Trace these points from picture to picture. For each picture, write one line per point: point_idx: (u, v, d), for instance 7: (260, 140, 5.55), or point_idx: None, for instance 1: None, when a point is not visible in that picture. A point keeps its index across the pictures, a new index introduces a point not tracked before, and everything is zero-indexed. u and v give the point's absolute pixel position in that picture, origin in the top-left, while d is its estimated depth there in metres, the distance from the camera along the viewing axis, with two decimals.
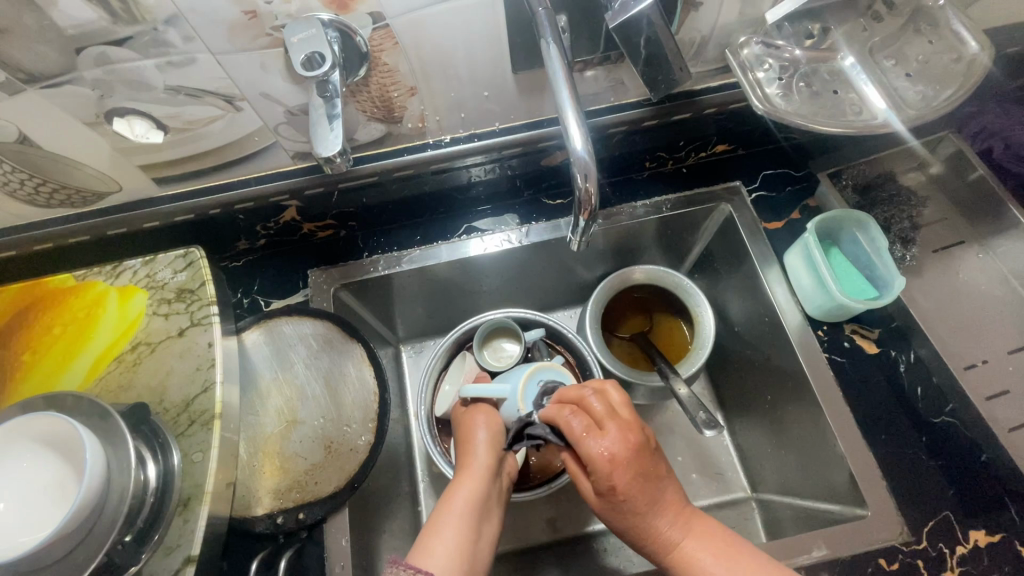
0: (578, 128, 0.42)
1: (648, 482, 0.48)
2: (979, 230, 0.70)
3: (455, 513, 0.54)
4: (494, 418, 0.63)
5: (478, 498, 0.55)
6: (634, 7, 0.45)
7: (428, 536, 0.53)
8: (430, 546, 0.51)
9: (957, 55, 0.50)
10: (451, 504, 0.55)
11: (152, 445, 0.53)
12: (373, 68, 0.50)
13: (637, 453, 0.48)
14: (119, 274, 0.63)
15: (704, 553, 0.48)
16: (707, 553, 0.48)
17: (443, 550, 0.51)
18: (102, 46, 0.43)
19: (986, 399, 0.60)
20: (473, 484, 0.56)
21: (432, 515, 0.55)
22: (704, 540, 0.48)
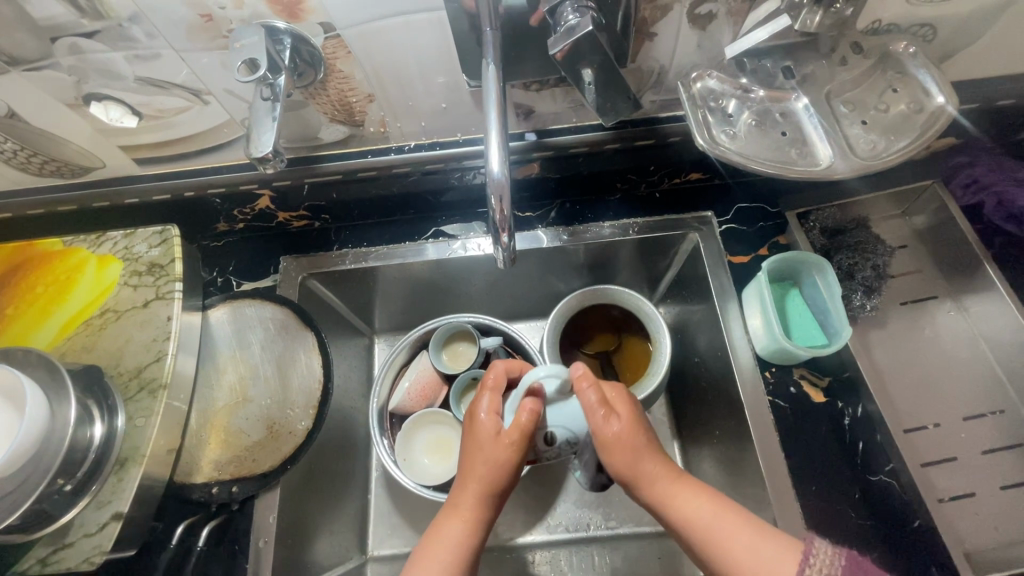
0: (498, 151, 0.43)
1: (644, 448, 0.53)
2: (955, 287, 0.67)
3: (448, 555, 0.52)
4: (507, 451, 0.54)
5: (471, 536, 0.53)
6: (580, 30, 0.44)
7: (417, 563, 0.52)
8: None
9: (920, 106, 0.50)
10: (440, 541, 0.53)
11: (102, 406, 0.57)
12: (330, 73, 0.52)
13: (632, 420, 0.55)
14: (102, 243, 0.68)
15: (694, 499, 0.51)
16: (701, 504, 0.51)
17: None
18: (74, 38, 0.46)
19: (927, 463, 0.59)
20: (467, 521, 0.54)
21: (418, 548, 0.54)
22: (695, 493, 0.52)
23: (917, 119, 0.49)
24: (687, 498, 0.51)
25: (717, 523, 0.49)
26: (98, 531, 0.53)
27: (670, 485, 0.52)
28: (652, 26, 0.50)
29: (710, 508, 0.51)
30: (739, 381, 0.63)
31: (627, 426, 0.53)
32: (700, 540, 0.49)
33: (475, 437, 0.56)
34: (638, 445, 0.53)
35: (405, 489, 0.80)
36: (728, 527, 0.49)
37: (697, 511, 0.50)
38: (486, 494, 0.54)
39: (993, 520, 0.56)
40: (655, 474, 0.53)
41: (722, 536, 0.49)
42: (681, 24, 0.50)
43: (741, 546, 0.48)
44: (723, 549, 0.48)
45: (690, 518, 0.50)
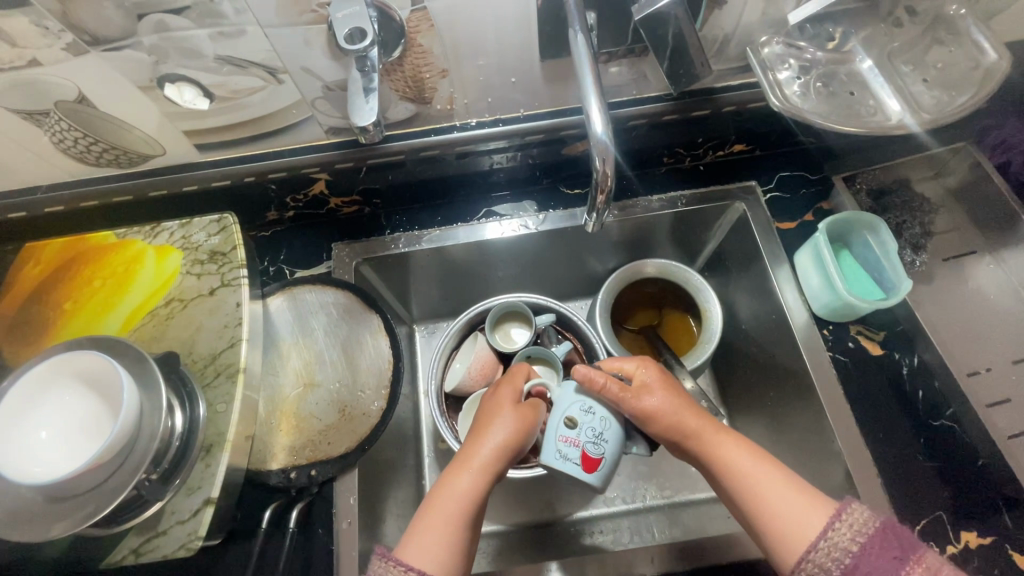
0: (599, 113, 0.45)
1: (683, 407, 0.55)
2: (990, 242, 0.71)
3: (456, 504, 0.52)
4: (517, 431, 0.56)
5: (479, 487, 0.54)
6: (651, 6, 0.48)
7: (424, 516, 0.52)
8: (422, 530, 0.51)
9: (975, 63, 0.52)
10: (448, 491, 0.53)
11: (181, 394, 0.56)
12: (409, 49, 0.53)
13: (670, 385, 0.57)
14: (157, 234, 0.67)
15: (741, 454, 0.53)
16: (745, 457, 0.52)
17: (436, 538, 0.50)
18: (162, 14, 0.46)
19: (988, 405, 0.61)
20: (476, 479, 0.54)
21: (428, 497, 0.54)
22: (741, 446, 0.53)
23: (974, 75, 0.52)
24: (728, 449, 0.53)
25: (760, 469, 0.51)
26: (190, 517, 0.52)
27: (710, 436, 0.54)
28: None
29: (756, 461, 0.52)
30: (799, 339, 0.66)
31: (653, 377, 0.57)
32: (738, 484, 0.51)
33: (490, 409, 0.59)
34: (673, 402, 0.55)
35: None
36: (764, 474, 0.51)
37: (741, 464, 0.52)
38: (498, 455, 0.55)
39: None
40: (690, 428, 0.54)
41: (756, 487, 0.50)
42: None
43: (780, 495, 0.49)
44: (756, 496, 0.50)
45: (734, 471, 0.52)
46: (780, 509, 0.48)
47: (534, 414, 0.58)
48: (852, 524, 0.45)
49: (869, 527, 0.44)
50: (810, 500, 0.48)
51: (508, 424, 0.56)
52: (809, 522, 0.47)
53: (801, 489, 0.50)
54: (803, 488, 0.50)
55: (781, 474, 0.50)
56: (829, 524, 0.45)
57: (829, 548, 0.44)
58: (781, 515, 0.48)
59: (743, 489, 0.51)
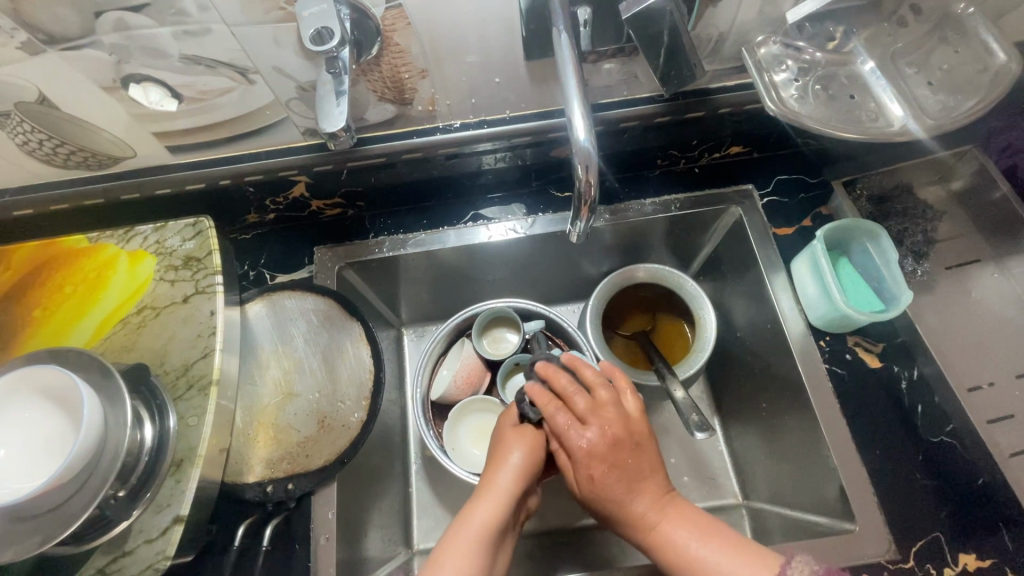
0: (583, 119, 0.42)
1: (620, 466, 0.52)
2: (995, 250, 0.69)
3: (477, 534, 0.51)
4: (530, 458, 0.55)
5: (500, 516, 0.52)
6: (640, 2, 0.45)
7: (445, 548, 0.51)
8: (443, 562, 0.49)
9: (983, 66, 0.49)
10: (469, 521, 0.52)
11: (151, 406, 0.54)
12: (386, 48, 0.50)
13: (616, 445, 0.52)
14: (131, 238, 0.64)
15: (679, 527, 0.50)
16: (687, 533, 0.50)
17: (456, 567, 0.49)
18: (121, 12, 0.44)
19: (989, 421, 0.59)
20: (496, 507, 0.52)
21: (448, 529, 0.52)
22: (677, 518, 0.51)
23: (982, 79, 0.49)
24: (669, 526, 0.50)
25: (709, 547, 0.49)
26: (159, 536, 0.51)
27: (648, 510, 0.51)
28: None
29: (699, 537, 0.50)
30: (794, 350, 0.64)
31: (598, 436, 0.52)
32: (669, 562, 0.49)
33: (502, 437, 0.58)
34: (620, 473, 0.52)
35: (449, 479, 0.78)
36: (705, 548, 0.49)
37: (682, 543, 0.49)
38: (518, 480, 0.54)
39: None
40: (626, 497, 0.52)
41: (691, 562, 0.48)
42: None
43: (724, 568, 0.47)
44: (704, 574, 0.48)
45: (673, 548, 0.50)
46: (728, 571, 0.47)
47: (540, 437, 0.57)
48: (801, 573, 0.45)
49: (815, 574, 0.44)
50: (760, 565, 0.47)
51: (520, 451, 0.55)
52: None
53: (745, 551, 0.48)
54: (754, 549, 0.48)
55: (722, 544, 0.49)
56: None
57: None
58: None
59: (680, 567, 0.49)
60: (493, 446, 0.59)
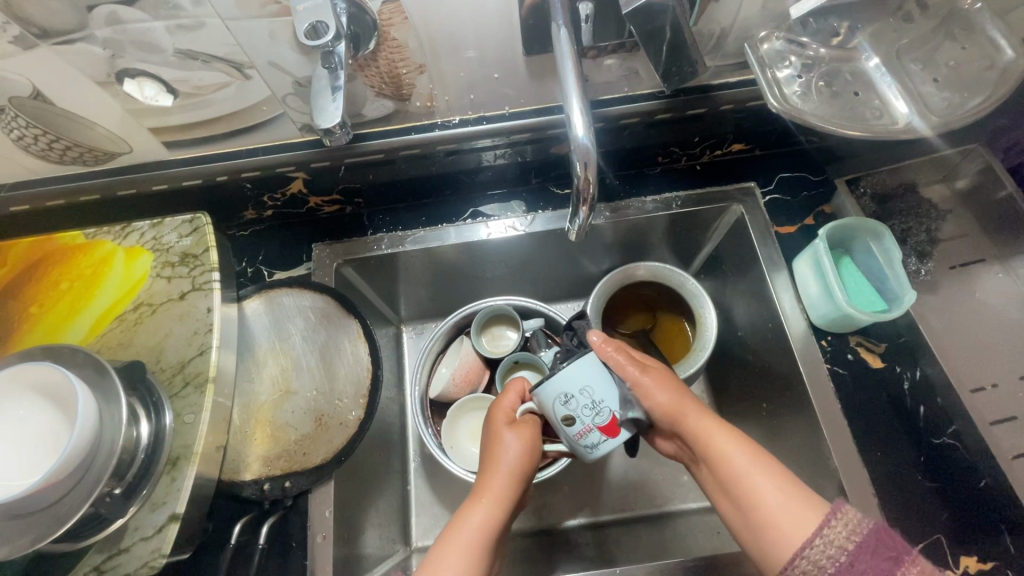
0: (581, 115, 0.42)
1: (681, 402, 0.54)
2: (1000, 250, 0.68)
3: (473, 536, 0.50)
4: (527, 450, 0.56)
5: (496, 517, 0.52)
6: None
7: (437, 553, 0.50)
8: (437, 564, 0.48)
9: (990, 62, 0.48)
10: (464, 524, 0.51)
11: (146, 403, 0.54)
12: (383, 43, 0.50)
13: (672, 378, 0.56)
14: (127, 235, 0.64)
15: (735, 449, 0.50)
16: (740, 452, 0.50)
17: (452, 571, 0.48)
18: (113, 5, 0.43)
19: (991, 423, 0.59)
20: (495, 505, 0.53)
21: (442, 531, 0.52)
22: (736, 441, 0.51)
23: (988, 75, 0.48)
24: (726, 442, 0.51)
25: (759, 472, 0.49)
26: (154, 534, 0.50)
27: (712, 428, 0.52)
28: None
29: (754, 462, 0.49)
30: (795, 350, 0.63)
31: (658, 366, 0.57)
32: (735, 480, 0.49)
33: (496, 430, 0.58)
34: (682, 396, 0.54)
35: (447, 477, 0.78)
36: (762, 475, 0.48)
37: (733, 458, 0.50)
38: (513, 479, 0.54)
39: None
40: (691, 414, 0.53)
41: (745, 482, 0.48)
42: None
43: (773, 492, 0.47)
44: (751, 493, 0.48)
45: (729, 467, 0.50)
46: (775, 504, 0.46)
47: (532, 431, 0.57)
48: (848, 523, 0.43)
49: (863, 528, 0.42)
50: (810, 501, 0.46)
51: (517, 444, 0.56)
52: (802, 524, 0.45)
53: (797, 489, 0.47)
54: (794, 483, 0.48)
55: (777, 473, 0.48)
56: (825, 522, 0.43)
57: (823, 548, 0.42)
58: (767, 502, 0.47)
59: (735, 484, 0.49)
60: (486, 438, 0.58)
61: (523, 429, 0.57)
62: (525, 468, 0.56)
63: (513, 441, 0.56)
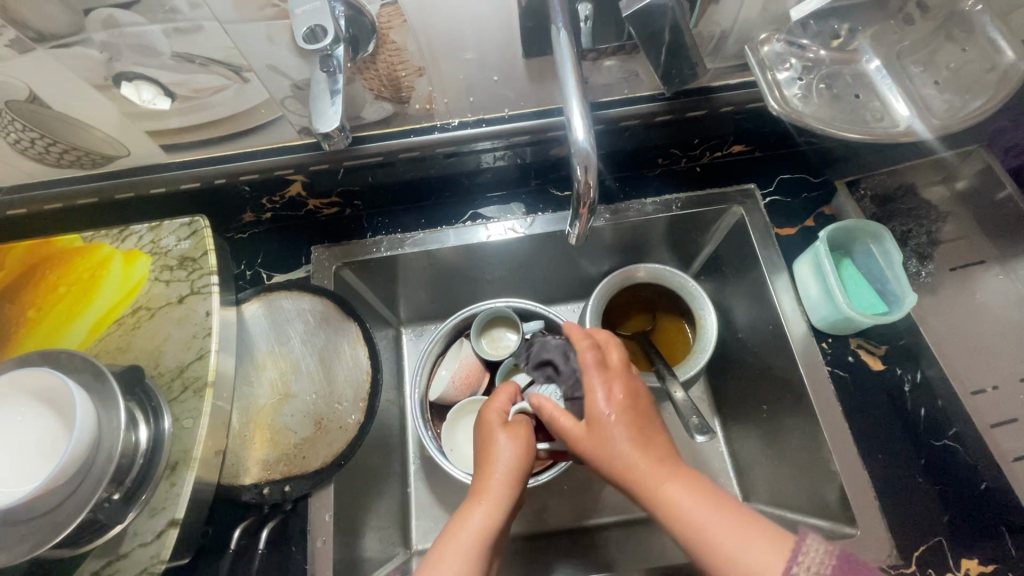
0: (581, 118, 0.42)
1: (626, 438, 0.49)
2: (1001, 251, 0.68)
3: (471, 539, 0.50)
4: (522, 448, 0.55)
5: (494, 519, 0.51)
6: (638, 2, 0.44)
7: (436, 556, 0.49)
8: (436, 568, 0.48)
9: (991, 64, 0.48)
10: (462, 526, 0.51)
11: (145, 408, 0.54)
12: (382, 45, 0.49)
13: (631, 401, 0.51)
14: (126, 238, 0.64)
15: (682, 492, 0.46)
16: (691, 496, 0.46)
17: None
18: (111, 8, 0.43)
19: (992, 425, 0.59)
20: (492, 508, 0.52)
21: (441, 534, 0.51)
22: (684, 483, 0.47)
23: (987, 78, 0.48)
24: (674, 488, 0.47)
25: (708, 518, 0.44)
26: (154, 540, 0.50)
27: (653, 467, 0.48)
28: None
29: (702, 507, 0.45)
30: (795, 353, 0.63)
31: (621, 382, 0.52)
32: (684, 530, 0.45)
33: (490, 431, 0.57)
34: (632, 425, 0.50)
35: (447, 480, 0.78)
36: (711, 519, 0.44)
37: (685, 505, 0.46)
38: (512, 480, 0.54)
39: None
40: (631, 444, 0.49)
41: (696, 530, 0.44)
42: None
43: (722, 538, 0.43)
44: (700, 535, 0.44)
45: (671, 509, 0.46)
46: (728, 555, 0.42)
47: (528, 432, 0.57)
48: (810, 568, 0.38)
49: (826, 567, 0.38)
50: (768, 546, 0.42)
51: (512, 443, 0.55)
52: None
53: (751, 532, 0.43)
54: (754, 523, 0.44)
55: (729, 516, 0.44)
56: (786, 571, 0.39)
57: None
58: (723, 545, 0.43)
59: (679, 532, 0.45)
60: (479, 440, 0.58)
61: (517, 428, 0.56)
62: (522, 469, 0.54)
63: (508, 441, 0.55)
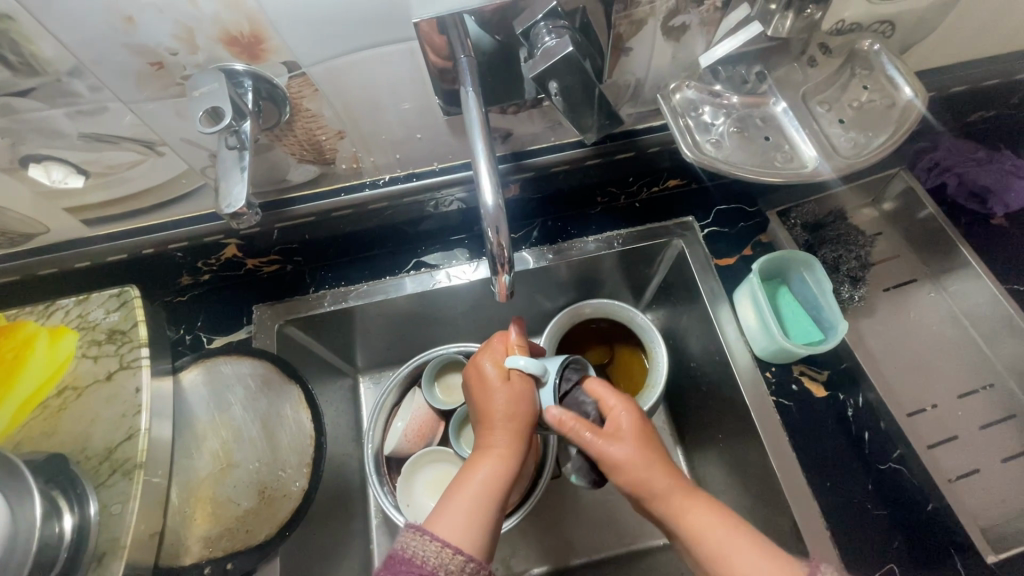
0: (488, 179, 0.42)
1: (652, 470, 0.52)
2: (932, 269, 0.70)
3: (480, 490, 0.51)
4: (524, 398, 0.55)
5: (503, 473, 0.52)
6: (557, 52, 0.43)
7: (446, 504, 0.51)
8: (447, 514, 0.49)
9: (891, 101, 0.51)
10: (471, 477, 0.52)
11: (70, 496, 0.51)
12: (297, 113, 0.49)
13: (636, 433, 0.54)
14: (52, 314, 0.62)
15: (704, 522, 0.50)
16: (713, 525, 0.49)
17: (461, 522, 0.48)
18: (5, 97, 0.42)
19: (932, 445, 0.60)
20: (499, 461, 0.53)
21: (452, 483, 0.53)
22: (709, 512, 0.50)
23: (891, 113, 0.51)
24: (700, 517, 0.50)
25: (728, 543, 0.48)
26: None
27: (682, 502, 0.51)
28: (627, 41, 0.50)
29: (732, 539, 0.48)
30: (742, 384, 0.63)
31: (631, 444, 0.53)
32: (705, 555, 0.48)
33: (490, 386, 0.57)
34: (653, 456, 0.53)
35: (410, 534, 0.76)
36: (743, 548, 0.47)
37: (710, 534, 0.49)
38: (517, 431, 0.54)
39: (999, 493, 0.57)
40: (656, 471, 0.52)
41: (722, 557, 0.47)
42: (656, 37, 0.50)
43: (753, 571, 0.46)
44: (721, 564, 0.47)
45: (702, 540, 0.49)
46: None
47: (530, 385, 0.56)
48: None
49: None
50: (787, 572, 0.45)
51: (511, 399, 0.55)
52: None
53: (772, 555, 0.47)
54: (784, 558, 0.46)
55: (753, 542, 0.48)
56: None
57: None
58: None
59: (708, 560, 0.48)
60: (477, 396, 0.57)
61: (514, 386, 0.55)
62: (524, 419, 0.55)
63: (511, 394, 0.55)
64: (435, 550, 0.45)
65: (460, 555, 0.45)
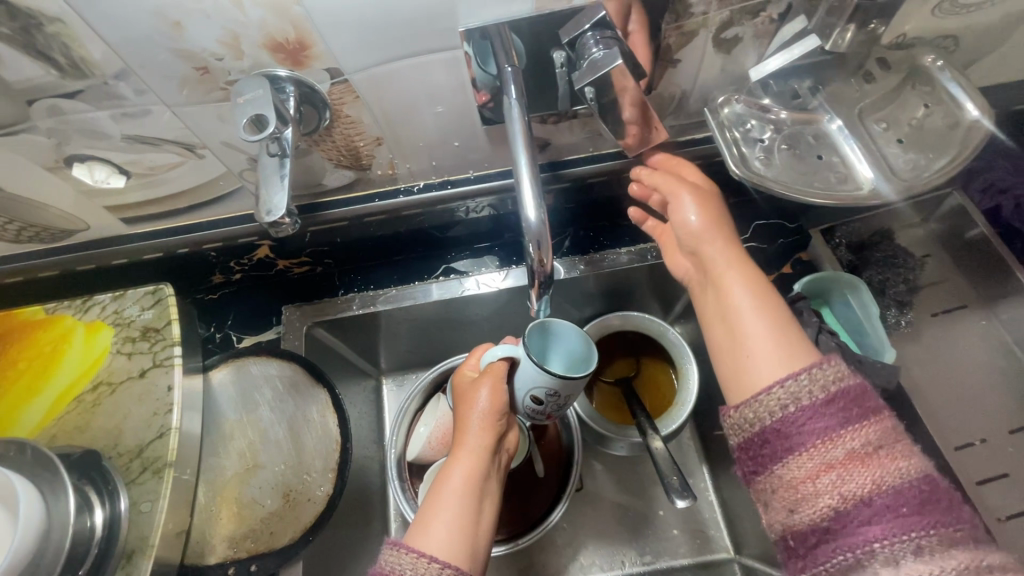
0: (532, 192, 0.41)
1: (710, 241, 0.54)
2: (983, 295, 0.67)
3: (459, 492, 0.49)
4: (497, 391, 0.54)
5: (480, 473, 0.51)
6: (605, 65, 0.42)
7: (428, 510, 0.49)
8: (428, 522, 0.48)
9: (954, 120, 0.48)
10: (449, 480, 0.50)
11: (101, 490, 0.52)
12: (336, 119, 0.49)
13: (710, 208, 0.56)
14: (89, 308, 0.62)
15: (741, 289, 0.51)
16: (744, 295, 0.50)
17: (443, 527, 0.47)
18: (53, 98, 0.42)
19: (980, 482, 0.57)
20: (475, 460, 0.51)
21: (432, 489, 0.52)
22: (747, 284, 0.51)
23: (953, 134, 0.48)
24: (734, 279, 0.51)
25: (754, 309, 0.49)
26: None
27: (726, 266, 0.53)
28: (676, 52, 0.48)
29: (757, 307, 0.49)
30: None
31: (698, 215, 0.55)
32: (724, 309, 0.51)
33: (465, 390, 0.56)
34: (712, 235, 0.54)
35: None
36: (757, 320, 0.48)
37: (738, 300, 0.50)
38: (490, 428, 0.53)
39: None
40: (695, 239, 0.55)
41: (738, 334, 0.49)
42: (706, 48, 0.48)
43: (760, 342, 0.47)
44: (735, 324, 0.49)
45: (727, 295, 0.51)
46: (758, 352, 0.47)
47: (501, 378, 0.54)
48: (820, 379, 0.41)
49: (857, 415, 0.40)
50: (794, 352, 0.45)
51: (483, 395, 0.54)
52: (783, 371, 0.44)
53: (791, 344, 0.46)
54: (795, 341, 0.46)
55: (770, 304, 0.49)
56: (796, 377, 0.42)
57: (808, 385, 0.41)
58: (756, 352, 0.47)
59: (726, 314, 0.51)
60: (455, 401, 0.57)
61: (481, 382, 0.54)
62: (498, 415, 0.54)
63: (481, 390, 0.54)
64: (411, 561, 0.44)
65: (437, 561, 0.44)
